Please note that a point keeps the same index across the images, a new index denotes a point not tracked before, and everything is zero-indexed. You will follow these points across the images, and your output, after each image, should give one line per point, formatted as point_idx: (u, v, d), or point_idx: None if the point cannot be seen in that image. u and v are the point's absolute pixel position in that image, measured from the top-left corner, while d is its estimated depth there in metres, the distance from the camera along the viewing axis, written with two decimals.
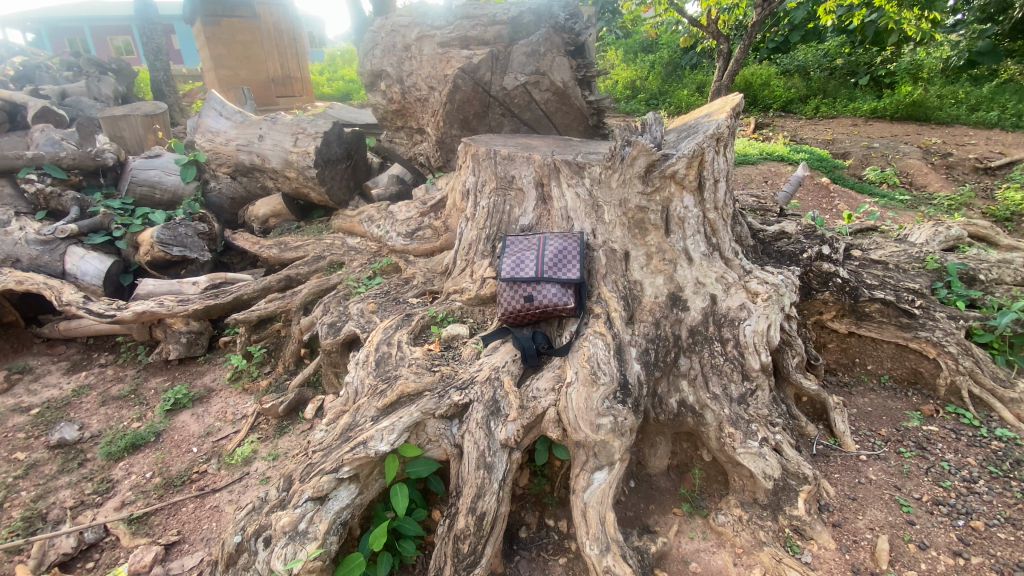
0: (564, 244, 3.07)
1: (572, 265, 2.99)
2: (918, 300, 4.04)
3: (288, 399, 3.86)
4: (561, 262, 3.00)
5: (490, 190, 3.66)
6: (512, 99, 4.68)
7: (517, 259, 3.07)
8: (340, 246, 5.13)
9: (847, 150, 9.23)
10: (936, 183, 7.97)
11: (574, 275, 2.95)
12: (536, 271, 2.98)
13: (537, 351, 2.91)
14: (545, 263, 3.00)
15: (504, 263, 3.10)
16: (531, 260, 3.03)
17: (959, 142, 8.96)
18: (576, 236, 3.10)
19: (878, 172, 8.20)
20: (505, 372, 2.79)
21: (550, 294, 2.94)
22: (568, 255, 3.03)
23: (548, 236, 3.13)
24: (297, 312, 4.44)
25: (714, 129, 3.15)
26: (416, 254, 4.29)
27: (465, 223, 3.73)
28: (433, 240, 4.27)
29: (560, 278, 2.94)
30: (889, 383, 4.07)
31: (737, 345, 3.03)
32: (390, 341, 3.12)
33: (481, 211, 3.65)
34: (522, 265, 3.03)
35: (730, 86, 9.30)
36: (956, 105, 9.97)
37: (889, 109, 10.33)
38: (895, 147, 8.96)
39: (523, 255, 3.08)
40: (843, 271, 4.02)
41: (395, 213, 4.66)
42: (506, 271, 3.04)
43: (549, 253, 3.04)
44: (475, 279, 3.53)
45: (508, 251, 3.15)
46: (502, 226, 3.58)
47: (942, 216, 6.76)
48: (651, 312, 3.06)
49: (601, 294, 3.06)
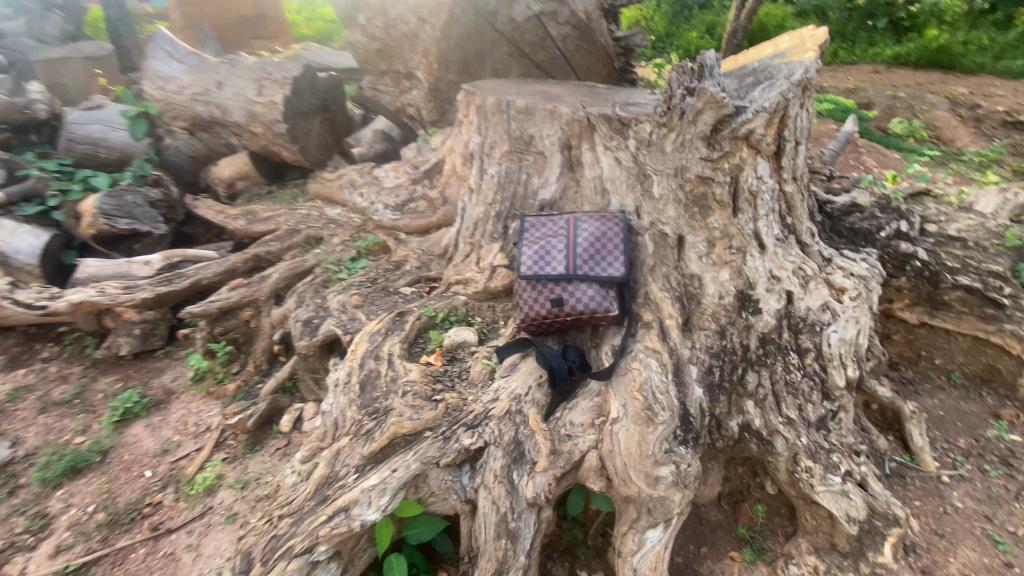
0: (603, 228, 2.35)
1: (615, 257, 2.29)
2: (1008, 286, 3.29)
3: (257, 412, 3.19)
4: (600, 254, 2.29)
5: (502, 153, 2.85)
6: (522, 34, 3.81)
7: (540, 246, 2.35)
8: (317, 218, 4.37)
9: (870, 100, 8.08)
10: (965, 137, 7.09)
11: (618, 273, 2.25)
12: (567, 264, 2.27)
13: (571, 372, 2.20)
14: (578, 254, 2.29)
15: (522, 251, 2.37)
16: (560, 249, 2.32)
17: (987, 92, 8.10)
18: (618, 218, 2.38)
19: (905, 122, 7.23)
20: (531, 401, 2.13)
21: (587, 297, 2.24)
22: (609, 244, 2.32)
23: (582, 216, 2.40)
24: (266, 301, 3.72)
25: (798, 73, 2.40)
26: (408, 232, 3.51)
27: (467, 197, 2.98)
28: (431, 216, 3.44)
29: (600, 276, 2.25)
30: (959, 381, 3.47)
31: (817, 356, 2.43)
32: (377, 355, 2.42)
33: (490, 182, 2.87)
34: (548, 255, 2.32)
35: (746, 28, 8.15)
36: (981, 52, 8.90)
37: (911, 54, 9.15)
38: (921, 96, 7.96)
39: (549, 241, 2.36)
40: (922, 252, 3.35)
41: (380, 178, 3.84)
42: (526, 263, 2.32)
43: (584, 239, 2.32)
44: (482, 268, 2.82)
45: (527, 236, 2.42)
46: (517, 201, 2.84)
47: (977, 174, 6.04)
48: (715, 316, 2.37)
49: (650, 294, 2.36)
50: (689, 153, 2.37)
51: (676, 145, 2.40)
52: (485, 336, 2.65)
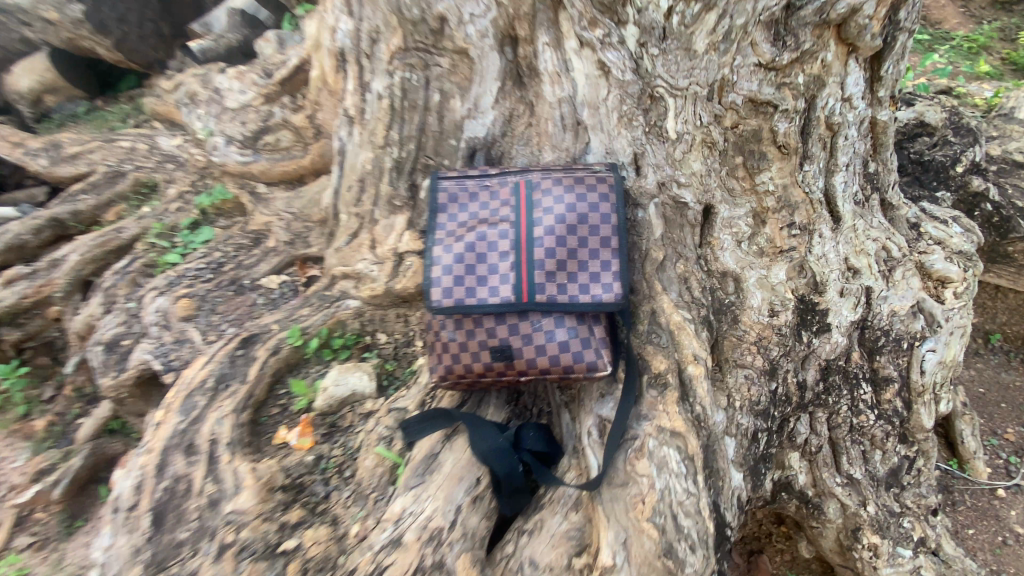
0: (583, 205, 1.26)
1: (605, 263, 1.24)
2: None
3: (67, 476, 2.22)
4: (578, 259, 1.23)
5: (389, 52, 1.51)
6: None
7: (467, 241, 1.26)
8: (146, 153, 3.02)
9: None
10: (951, 19, 3.53)
11: (609, 296, 1.22)
12: (516, 279, 1.21)
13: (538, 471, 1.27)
14: (536, 259, 1.22)
15: (433, 249, 1.27)
16: (503, 249, 1.24)
17: None
18: (609, 182, 1.29)
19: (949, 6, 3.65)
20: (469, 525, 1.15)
21: (553, 342, 1.22)
22: (594, 237, 1.25)
23: (542, 179, 1.30)
24: (71, 298, 2.46)
25: None
26: (268, 182, 2.23)
27: (344, 130, 1.72)
28: (301, 155, 2.16)
29: (577, 303, 1.21)
30: (998, 345, 2.68)
31: (900, 390, 1.60)
32: (194, 442, 1.42)
33: (377, 103, 1.57)
34: (480, 259, 1.24)
35: None
36: None
37: None
38: None
39: (482, 230, 1.27)
40: (996, 192, 2.33)
41: (223, 93, 2.45)
42: (439, 274, 1.24)
43: (548, 227, 1.24)
44: (380, 257, 1.70)
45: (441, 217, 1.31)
46: (425, 140, 1.58)
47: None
48: (762, 346, 1.42)
49: (663, 317, 1.36)
50: (741, 52, 1.24)
51: (716, 38, 1.23)
52: (386, 379, 1.63)
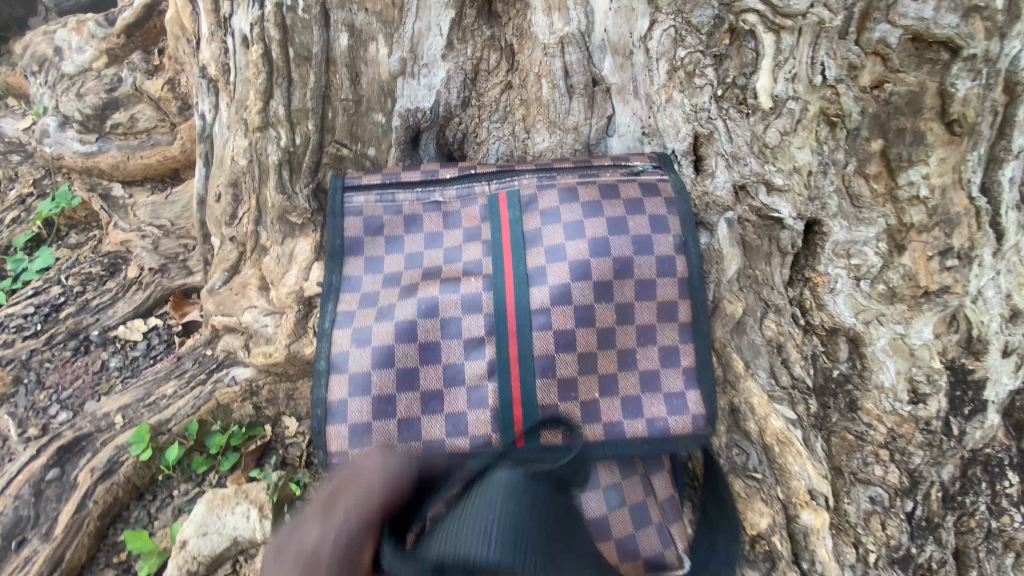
0: (620, 241, 0.70)
1: (666, 353, 0.70)
2: None
3: None
4: (617, 350, 0.69)
5: None
6: None
7: (400, 320, 0.70)
8: None
9: None
10: None
11: (680, 422, 0.68)
12: (498, 398, 0.68)
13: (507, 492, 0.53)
14: (537, 355, 0.68)
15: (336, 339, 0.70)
16: (471, 338, 0.69)
17: None
18: (665, 193, 0.73)
19: None
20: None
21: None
22: (644, 305, 0.70)
23: (539, 193, 0.73)
24: None
25: None
26: (125, 181, 1.55)
27: (205, 102, 1.05)
28: (166, 142, 1.47)
29: (621, 439, 0.68)
30: None
31: None
32: None
33: (244, 54, 0.90)
34: (426, 359, 0.69)
35: None
36: None
37: None
38: None
39: (429, 297, 0.70)
40: None
41: (61, 55, 1.72)
42: (347, 394, 0.68)
43: (557, 290, 0.69)
44: (275, 307, 1.05)
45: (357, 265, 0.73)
46: (334, 117, 0.93)
47: None
48: (894, 450, 0.89)
49: (754, 425, 0.82)
50: None
51: None
52: (290, 510, 1.04)
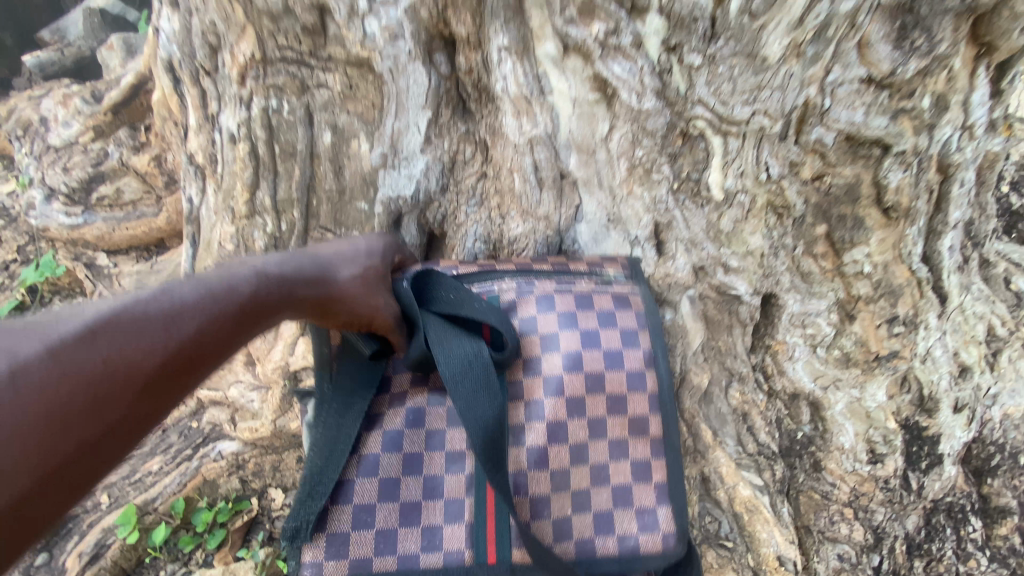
0: (593, 357, 0.77)
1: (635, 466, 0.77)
2: None
3: None
4: (588, 464, 0.75)
5: (236, 69, 0.89)
6: None
7: (388, 429, 0.74)
8: None
9: None
10: None
11: (649, 539, 0.74)
12: (475, 510, 0.72)
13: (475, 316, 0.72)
14: (515, 474, 0.73)
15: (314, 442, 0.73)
16: (452, 447, 0.74)
17: None
18: (635, 307, 0.81)
19: None
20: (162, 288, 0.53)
21: None
22: (616, 422, 0.77)
23: (518, 300, 0.80)
24: None
25: None
26: (110, 251, 1.57)
27: (193, 186, 1.10)
28: (152, 213, 1.51)
29: (592, 557, 0.73)
30: None
31: None
32: None
33: (230, 149, 0.96)
34: (409, 468, 0.73)
35: None
36: None
37: None
38: None
39: (417, 406, 0.76)
40: None
41: (49, 124, 1.78)
42: (330, 503, 0.71)
43: (534, 407, 0.75)
44: (263, 382, 1.08)
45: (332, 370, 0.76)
46: (316, 206, 0.98)
47: None
48: (859, 510, 0.94)
49: (723, 493, 0.99)
50: (839, 57, 0.72)
51: (802, 35, 0.71)
52: None
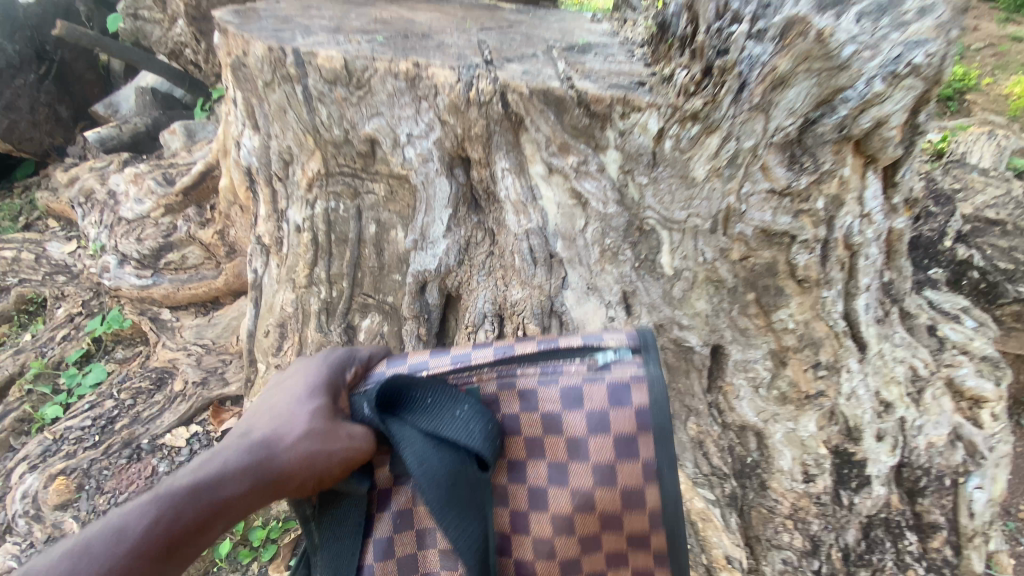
0: (583, 471, 0.80)
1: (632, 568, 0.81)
2: None
3: None
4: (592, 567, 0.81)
5: (305, 181, 1.19)
6: None
7: (379, 536, 0.79)
8: (33, 263, 2.57)
9: None
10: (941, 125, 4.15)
11: None
12: None
13: (444, 430, 0.74)
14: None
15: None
16: (443, 548, 0.79)
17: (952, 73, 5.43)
18: (628, 413, 0.78)
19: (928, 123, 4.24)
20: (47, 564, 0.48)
21: None
22: (609, 530, 0.80)
23: (504, 393, 0.84)
24: None
25: None
26: (173, 307, 1.88)
27: (258, 260, 1.38)
28: (211, 276, 1.81)
29: None
30: None
31: (949, 536, 1.36)
32: None
33: (296, 236, 1.25)
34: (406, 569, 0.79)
35: None
36: None
37: None
38: None
39: (405, 509, 0.80)
40: (978, 258, 2.33)
41: (119, 199, 2.09)
42: None
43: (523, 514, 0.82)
44: None
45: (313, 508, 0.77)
46: (362, 277, 1.28)
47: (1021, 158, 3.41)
48: (798, 520, 1.18)
49: None
50: (749, 177, 1.00)
51: (719, 162, 1.00)
52: None
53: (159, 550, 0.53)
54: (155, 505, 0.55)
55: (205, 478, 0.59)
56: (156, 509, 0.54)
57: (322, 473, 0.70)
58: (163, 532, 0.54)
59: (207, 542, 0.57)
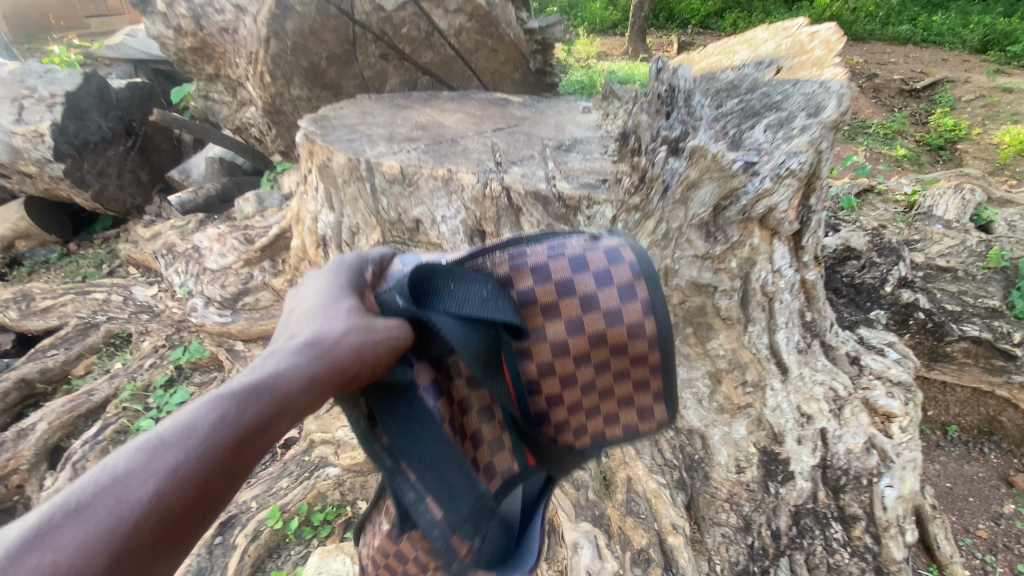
0: (593, 319, 0.89)
1: (637, 407, 0.96)
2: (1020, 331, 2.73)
3: None
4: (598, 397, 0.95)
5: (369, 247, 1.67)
6: (399, 28, 2.58)
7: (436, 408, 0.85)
8: (120, 304, 3.11)
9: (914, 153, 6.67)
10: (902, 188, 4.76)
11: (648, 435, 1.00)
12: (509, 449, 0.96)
13: (477, 313, 0.77)
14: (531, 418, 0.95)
15: (428, 489, 0.83)
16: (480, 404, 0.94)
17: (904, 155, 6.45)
18: (628, 262, 0.89)
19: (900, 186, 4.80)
20: (133, 458, 0.52)
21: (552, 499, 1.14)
22: (613, 361, 0.92)
23: (515, 273, 0.89)
24: (37, 468, 2.42)
25: (822, 109, 1.56)
26: (245, 340, 2.31)
27: None
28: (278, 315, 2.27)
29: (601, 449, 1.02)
30: (956, 436, 2.97)
31: (868, 525, 1.61)
32: None
33: None
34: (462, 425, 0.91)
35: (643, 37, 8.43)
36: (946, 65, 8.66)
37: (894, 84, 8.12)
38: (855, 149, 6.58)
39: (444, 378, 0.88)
40: (924, 300, 2.68)
41: (202, 253, 2.60)
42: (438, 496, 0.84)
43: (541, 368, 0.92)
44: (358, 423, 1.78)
45: (384, 442, 0.84)
46: None
47: (983, 213, 3.79)
48: (734, 502, 1.55)
49: (641, 488, 1.46)
50: (679, 247, 1.44)
51: (656, 238, 1.45)
52: None
53: (224, 444, 0.56)
54: (221, 402, 0.58)
55: (261, 379, 0.63)
56: (220, 406, 0.58)
57: (372, 362, 0.73)
58: (232, 423, 0.58)
59: (274, 439, 0.61)
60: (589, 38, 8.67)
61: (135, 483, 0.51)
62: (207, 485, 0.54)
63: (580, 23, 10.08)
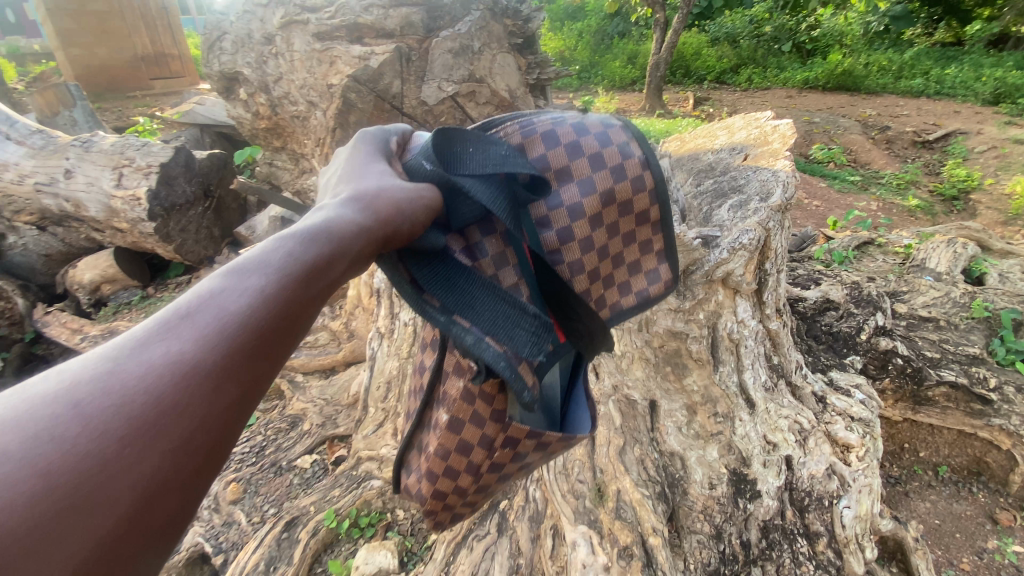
0: (604, 177, 1.21)
1: (644, 263, 1.29)
2: (995, 378, 2.99)
3: None
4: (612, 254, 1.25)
5: None
6: (435, 118, 3.07)
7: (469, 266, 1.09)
8: None
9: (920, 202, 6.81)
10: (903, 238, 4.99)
11: (656, 288, 1.30)
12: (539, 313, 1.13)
13: (495, 167, 1.01)
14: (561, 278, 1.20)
15: (485, 331, 1.02)
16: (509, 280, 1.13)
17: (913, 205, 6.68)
18: (617, 130, 1.24)
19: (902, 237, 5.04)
20: (222, 283, 0.62)
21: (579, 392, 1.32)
22: (622, 215, 1.24)
23: (528, 142, 1.20)
24: None
25: (771, 195, 2.01)
26: (305, 371, 2.92)
27: (377, 342, 2.32)
28: (335, 351, 2.97)
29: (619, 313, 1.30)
30: (947, 476, 3.14)
31: (830, 541, 1.82)
32: None
33: (405, 330, 2.17)
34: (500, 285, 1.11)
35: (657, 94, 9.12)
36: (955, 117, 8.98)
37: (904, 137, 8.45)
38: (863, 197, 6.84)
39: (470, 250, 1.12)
40: (902, 347, 2.93)
41: None
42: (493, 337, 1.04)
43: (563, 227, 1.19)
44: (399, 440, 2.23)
45: (436, 304, 1.03)
46: None
47: (975, 265, 4.03)
48: (707, 513, 1.83)
49: (629, 496, 1.81)
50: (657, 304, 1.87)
51: None
52: (407, 556, 2.02)
53: (300, 267, 0.68)
54: (289, 242, 0.70)
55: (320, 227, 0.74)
56: (288, 245, 0.69)
57: (410, 219, 0.88)
58: (303, 257, 0.69)
59: (339, 272, 0.72)
60: (610, 97, 9.38)
61: (229, 297, 0.61)
62: (285, 309, 0.64)
63: (599, 81, 10.92)
